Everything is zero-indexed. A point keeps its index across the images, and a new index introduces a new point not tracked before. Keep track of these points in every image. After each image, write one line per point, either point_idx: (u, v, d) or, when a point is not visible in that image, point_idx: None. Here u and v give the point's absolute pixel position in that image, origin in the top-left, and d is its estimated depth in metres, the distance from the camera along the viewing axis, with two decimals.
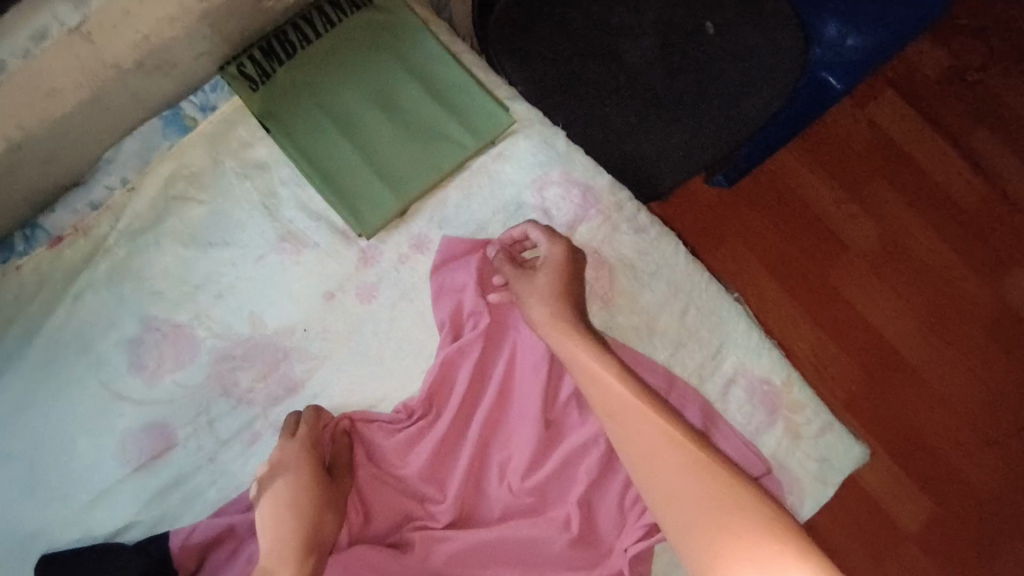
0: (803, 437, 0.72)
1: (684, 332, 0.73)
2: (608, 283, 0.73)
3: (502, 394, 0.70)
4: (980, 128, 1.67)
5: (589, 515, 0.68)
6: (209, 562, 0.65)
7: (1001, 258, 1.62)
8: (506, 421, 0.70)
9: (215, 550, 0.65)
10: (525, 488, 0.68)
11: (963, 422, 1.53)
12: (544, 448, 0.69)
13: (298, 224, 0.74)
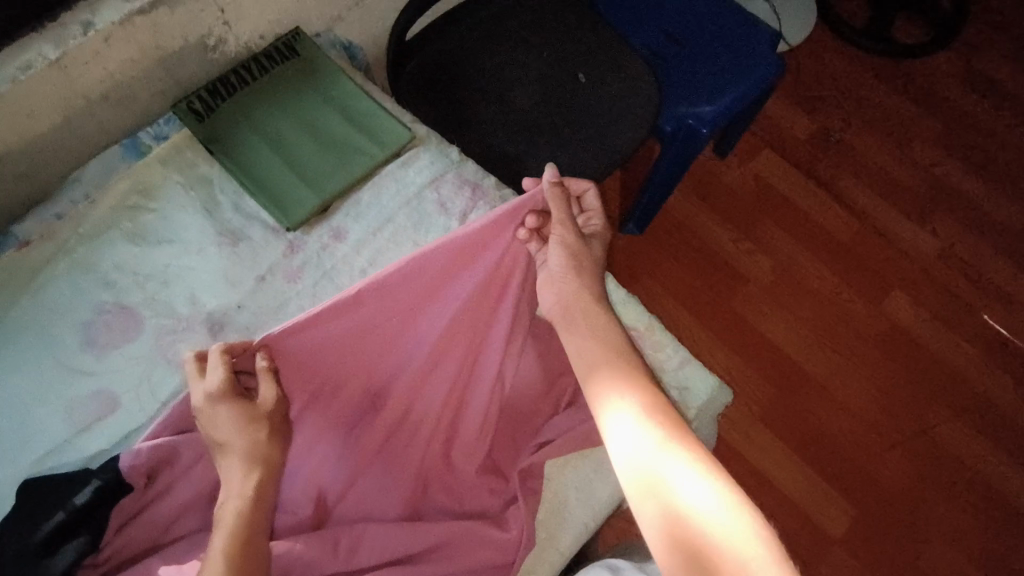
0: (665, 371, 0.86)
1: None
2: None
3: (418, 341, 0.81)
4: (844, 177, 2.03)
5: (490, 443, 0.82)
6: (160, 477, 0.73)
7: (881, 281, 1.90)
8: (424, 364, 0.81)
9: (163, 466, 0.73)
10: (439, 416, 0.80)
11: (868, 427, 1.72)
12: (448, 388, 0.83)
13: (234, 222, 0.88)
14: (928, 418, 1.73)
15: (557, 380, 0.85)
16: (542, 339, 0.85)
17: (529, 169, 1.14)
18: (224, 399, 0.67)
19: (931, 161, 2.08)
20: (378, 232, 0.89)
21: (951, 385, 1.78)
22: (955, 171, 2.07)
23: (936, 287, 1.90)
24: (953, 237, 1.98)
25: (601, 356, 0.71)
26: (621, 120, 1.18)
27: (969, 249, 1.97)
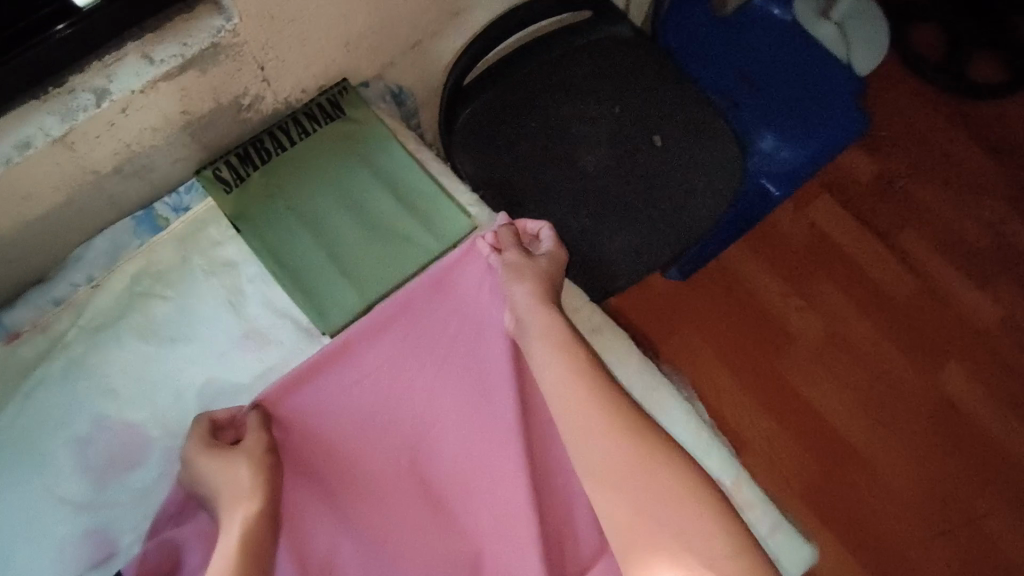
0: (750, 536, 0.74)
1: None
2: None
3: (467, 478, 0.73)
4: (906, 230, 1.89)
5: None
6: None
7: (936, 349, 1.77)
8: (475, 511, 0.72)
9: None
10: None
11: (912, 511, 1.61)
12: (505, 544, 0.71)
13: (262, 322, 0.75)
14: (977, 506, 1.62)
15: None
16: None
17: (594, 249, 1.00)
18: (200, 454, 0.64)
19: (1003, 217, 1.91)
20: (426, 342, 0.76)
21: (1005, 469, 1.66)
22: None
23: (994, 360, 1.77)
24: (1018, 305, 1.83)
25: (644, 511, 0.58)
26: (701, 191, 1.04)
27: None
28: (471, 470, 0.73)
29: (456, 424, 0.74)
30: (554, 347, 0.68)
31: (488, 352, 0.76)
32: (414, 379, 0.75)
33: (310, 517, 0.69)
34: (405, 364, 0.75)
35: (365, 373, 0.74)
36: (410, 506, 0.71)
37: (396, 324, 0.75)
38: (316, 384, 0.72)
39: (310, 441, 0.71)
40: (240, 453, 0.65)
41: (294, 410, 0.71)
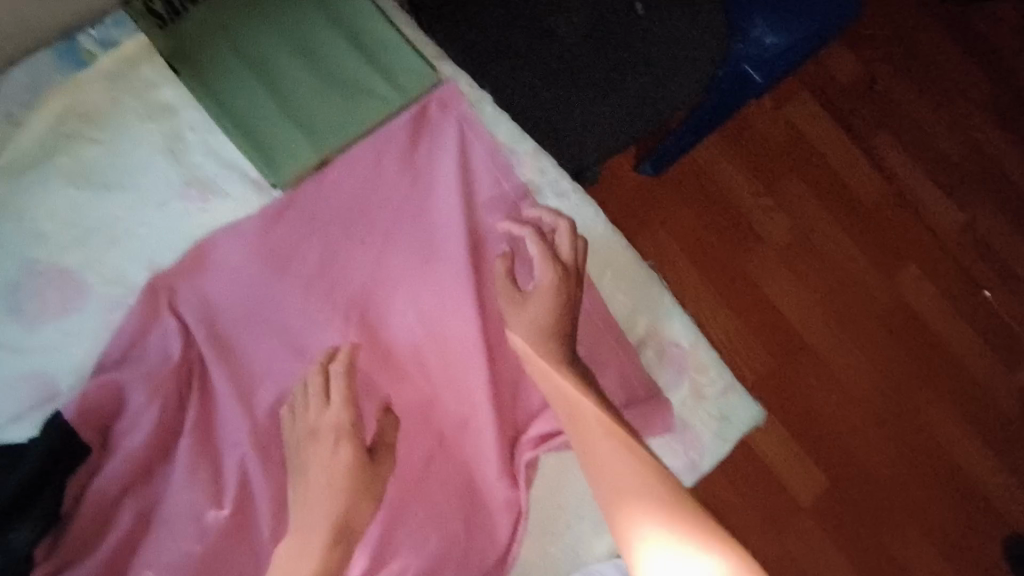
0: (699, 398, 0.76)
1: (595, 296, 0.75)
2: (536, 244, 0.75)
3: (421, 333, 0.72)
4: (884, 130, 1.75)
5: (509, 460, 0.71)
6: (115, 428, 0.64)
7: (899, 253, 1.72)
8: (422, 363, 0.72)
9: (116, 417, 0.64)
10: (448, 427, 0.71)
11: (855, 409, 1.65)
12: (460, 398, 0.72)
13: (205, 169, 0.70)
14: (921, 405, 1.64)
15: None
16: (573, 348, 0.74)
17: None
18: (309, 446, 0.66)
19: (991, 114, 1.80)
20: (379, 197, 0.74)
21: (951, 377, 1.67)
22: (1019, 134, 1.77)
23: (954, 265, 1.73)
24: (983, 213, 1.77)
25: (627, 497, 0.59)
26: None
27: (1000, 229, 1.78)
28: (429, 328, 0.72)
29: (413, 280, 0.73)
30: (545, 331, 0.68)
31: (435, 209, 0.75)
32: (363, 236, 0.73)
33: (252, 366, 0.68)
34: (356, 220, 0.73)
35: (314, 226, 0.72)
36: (365, 361, 0.70)
37: (340, 185, 0.72)
38: (268, 237, 0.70)
39: (257, 293, 0.69)
40: (340, 457, 0.66)
41: (236, 258, 0.69)
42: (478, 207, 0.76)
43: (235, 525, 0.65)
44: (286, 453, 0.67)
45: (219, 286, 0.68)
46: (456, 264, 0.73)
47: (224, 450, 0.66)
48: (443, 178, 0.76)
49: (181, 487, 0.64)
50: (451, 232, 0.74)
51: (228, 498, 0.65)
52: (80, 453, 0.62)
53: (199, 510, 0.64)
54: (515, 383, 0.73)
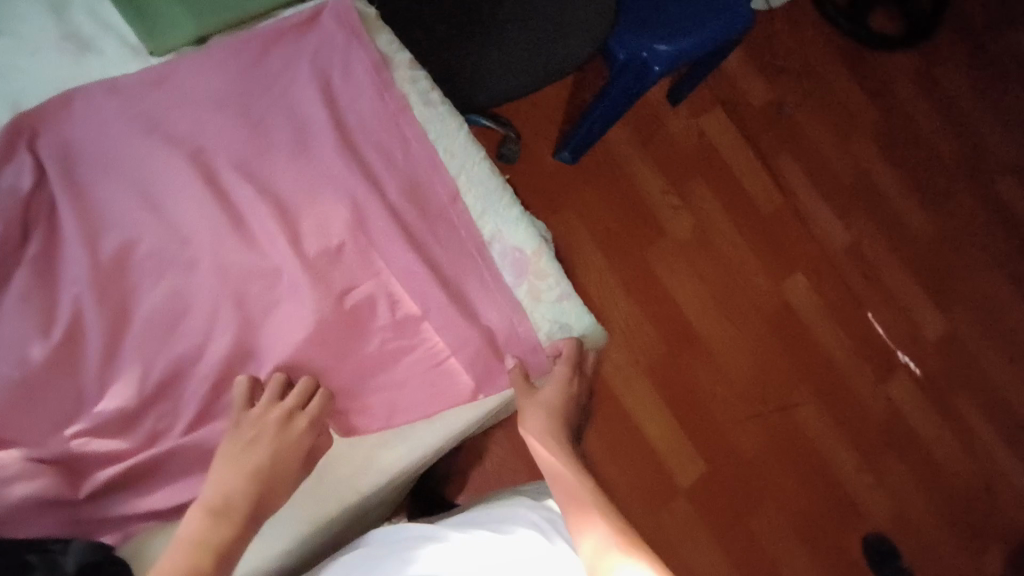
0: (535, 301, 0.82)
1: (449, 197, 0.81)
2: (401, 143, 0.80)
3: (276, 205, 0.74)
4: (784, 154, 2.02)
5: (349, 336, 0.75)
6: None
7: (792, 263, 1.94)
8: (275, 235, 0.73)
9: None
10: (291, 297, 0.73)
11: (739, 399, 1.80)
12: (308, 274, 0.73)
13: (84, 27, 0.74)
14: (793, 397, 1.83)
15: (426, 286, 0.77)
16: (425, 242, 0.79)
17: (457, 60, 1.05)
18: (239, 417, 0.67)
19: (882, 151, 2.10)
20: (253, 78, 0.77)
21: (826, 379, 1.87)
22: (899, 170, 2.09)
23: (836, 279, 1.97)
24: (864, 235, 2.02)
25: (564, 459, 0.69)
26: (564, 35, 1.08)
27: (876, 249, 2.02)
28: (282, 201, 0.75)
29: (275, 156, 0.76)
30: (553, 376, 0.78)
31: (308, 98, 0.78)
32: (226, 110, 0.75)
33: (102, 213, 0.70)
34: (229, 95, 0.76)
35: (184, 94, 0.75)
36: (216, 221, 0.72)
37: (218, 65, 0.76)
38: (140, 101, 0.73)
39: (114, 143, 0.72)
40: (282, 428, 0.67)
41: (99, 110, 0.72)
42: (350, 101, 0.80)
43: (62, 354, 0.67)
44: (126, 297, 0.70)
45: (85, 143, 0.71)
46: (318, 148, 0.77)
47: (61, 284, 0.68)
48: (319, 72, 0.79)
49: (11, 312, 0.66)
50: (320, 120, 0.78)
51: (60, 328, 0.67)
52: None
53: (25, 336, 0.66)
54: (367, 266, 0.76)
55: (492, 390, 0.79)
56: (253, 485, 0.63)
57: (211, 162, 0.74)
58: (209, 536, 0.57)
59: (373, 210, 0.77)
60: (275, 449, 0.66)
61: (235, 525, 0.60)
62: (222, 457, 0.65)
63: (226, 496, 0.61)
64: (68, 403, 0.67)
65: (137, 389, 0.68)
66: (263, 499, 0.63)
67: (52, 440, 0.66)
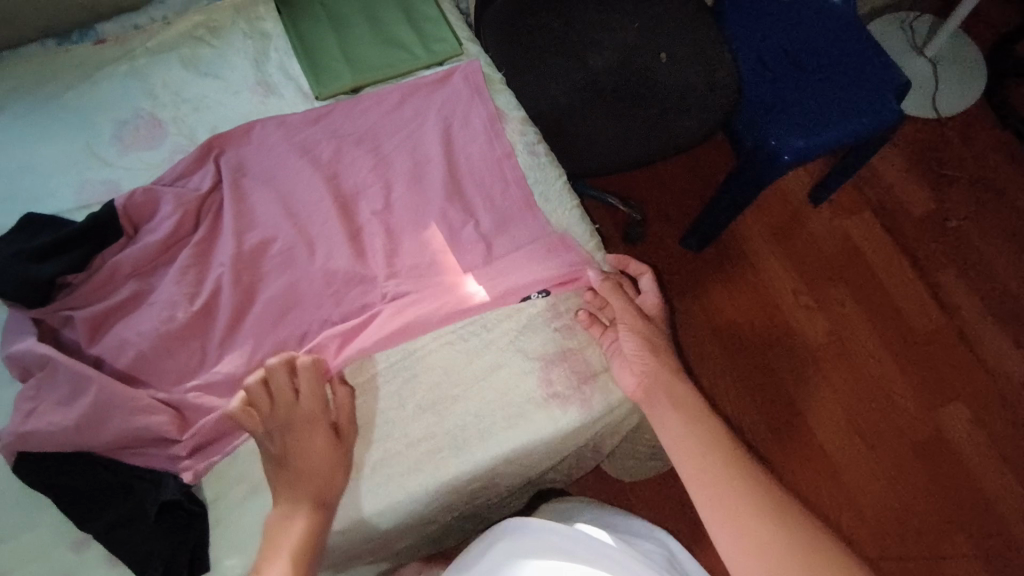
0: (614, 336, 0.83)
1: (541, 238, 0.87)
2: (504, 184, 0.89)
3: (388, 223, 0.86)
4: (949, 269, 1.83)
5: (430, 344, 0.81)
6: (143, 226, 0.84)
7: (950, 387, 1.70)
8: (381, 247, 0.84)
9: (149, 218, 0.84)
10: (385, 301, 0.82)
11: (871, 534, 1.55)
12: (401, 285, 0.83)
13: (274, 76, 0.94)
14: (942, 546, 1.54)
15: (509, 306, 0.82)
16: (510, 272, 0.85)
17: (573, 126, 1.13)
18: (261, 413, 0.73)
19: None
20: (390, 121, 0.92)
21: (990, 532, 1.56)
22: None
23: (1009, 415, 1.68)
24: None
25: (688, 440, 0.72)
26: (687, 112, 1.15)
27: None
28: (393, 225, 0.86)
29: (396, 186, 0.88)
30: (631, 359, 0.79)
31: (432, 139, 0.90)
32: (364, 146, 0.90)
33: (254, 214, 0.86)
34: (367, 134, 0.91)
35: (335, 129, 0.91)
36: (336, 229, 0.84)
37: (366, 112, 0.92)
38: (303, 135, 0.90)
39: (275, 161, 0.88)
40: (301, 419, 0.73)
41: (269, 136, 0.90)
42: (466, 144, 0.91)
43: (197, 319, 0.80)
44: (255, 285, 0.83)
45: (255, 162, 0.88)
46: (431, 181, 0.88)
47: (210, 265, 0.83)
48: (445, 118, 0.92)
49: (170, 281, 0.81)
50: (438, 157, 0.89)
51: (203, 296, 0.81)
52: (116, 233, 0.82)
53: (174, 299, 0.80)
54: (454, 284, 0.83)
55: (553, 416, 0.80)
56: (310, 486, 0.71)
57: (343, 184, 0.88)
58: (298, 526, 0.69)
59: (466, 237, 0.85)
60: (310, 447, 0.73)
61: (309, 512, 0.70)
62: (273, 462, 0.72)
63: (291, 503, 0.70)
64: (189, 361, 0.79)
65: (245, 359, 0.79)
66: (328, 481, 0.72)
67: (174, 389, 0.78)
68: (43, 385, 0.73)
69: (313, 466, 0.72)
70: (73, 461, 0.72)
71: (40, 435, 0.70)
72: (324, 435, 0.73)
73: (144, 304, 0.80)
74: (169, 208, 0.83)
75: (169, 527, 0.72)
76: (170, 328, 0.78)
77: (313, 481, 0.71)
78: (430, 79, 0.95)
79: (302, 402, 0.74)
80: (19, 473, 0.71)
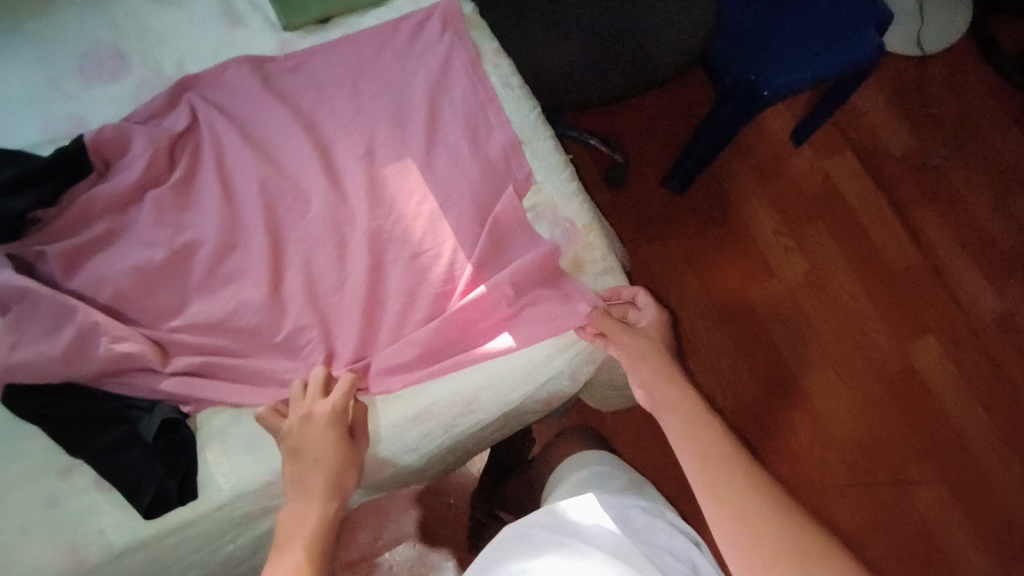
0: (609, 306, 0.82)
1: (521, 174, 0.86)
2: (481, 117, 0.87)
3: (364, 157, 0.85)
4: (926, 208, 1.85)
5: (414, 276, 0.80)
6: (115, 162, 0.82)
7: (922, 323, 1.75)
8: (359, 181, 0.83)
9: (119, 154, 0.82)
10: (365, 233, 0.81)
11: (840, 461, 1.62)
12: (382, 217, 0.82)
13: (241, 7, 0.91)
14: (908, 472, 1.61)
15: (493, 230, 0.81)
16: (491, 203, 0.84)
17: (551, 62, 1.11)
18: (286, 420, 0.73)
19: None
20: (363, 54, 0.90)
21: (954, 459, 1.63)
22: None
23: (979, 349, 1.73)
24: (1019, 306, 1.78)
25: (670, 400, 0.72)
26: (667, 44, 1.13)
27: None
28: (373, 162, 0.84)
29: (371, 119, 0.86)
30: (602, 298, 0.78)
31: (408, 74, 0.89)
32: (339, 84, 0.88)
33: (226, 149, 0.84)
34: (340, 67, 0.89)
35: (305, 64, 0.89)
36: (313, 164, 0.83)
37: (339, 47, 0.90)
38: (277, 73, 0.88)
39: (246, 95, 0.86)
40: (319, 420, 0.72)
41: (238, 69, 0.87)
42: (442, 77, 0.89)
43: (175, 255, 0.79)
44: (233, 224, 0.81)
45: (228, 99, 0.86)
46: (409, 115, 0.87)
47: (186, 201, 0.82)
48: (421, 52, 0.90)
49: (148, 220, 0.80)
50: (414, 91, 0.88)
51: (182, 233, 0.80)
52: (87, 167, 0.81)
53: (151, 236, 0.79)
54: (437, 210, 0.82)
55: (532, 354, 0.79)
56: (324, 484, 0.69)
57: (317, 120, 0.87)
58: (311, 517, 0.67)
59: (441, 166, 0.84)
60: (324, 444, 0.70)
61: (323, 508, 0.68)
62: (286, 461, 0.71)
63: (305, 500, 0.68)
64: (167, 298, 0.78)
65: (226, 295, 0.79)
66: (340, 477, 0.70)
67: (154, 325, 0.78)
68: (22, 318, 0.74)
69: (326, 463, 0.70)
70: (62, 390, 0.73)
71: (26, 363, 0.71)
72: (339, 438, 0.72)
73: (121, 240, 0.80)
74: (140, 143, 0.82)
75: (166, 449, 0.73)
76: (149, 262, 0.78)
77: (326, 474, 0.69)
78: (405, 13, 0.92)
79: (315, 412, 0.72)
80: (9, 402, 0.72)
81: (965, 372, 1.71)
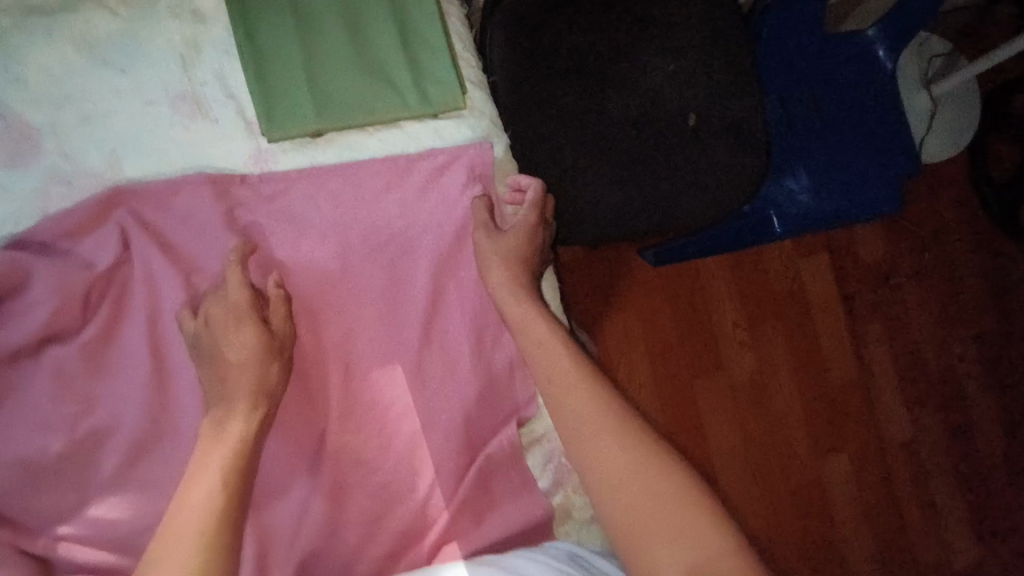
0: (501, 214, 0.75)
1: (522, 394, 0.75)
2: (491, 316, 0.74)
3: (344, 349, 0.71)
4: (919, 321, 1.48)
5: (382, 508, 0.69)
6: (12, 302, 0.62)
7: (863, 458, 1.44)
8: (336, 381, 0.70)
9: (17, 291, 0.62)
10: (332, 448, 0.69)
11: None
12: (354, 431, 0.70)
13: (207, 93, 0.68)
14: None
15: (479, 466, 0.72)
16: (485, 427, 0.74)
17: (569, 191, 0.91)
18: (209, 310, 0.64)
19: None
20: (361, 198, 0.71)
21: None
22: None
23: (909, 499, 1.45)
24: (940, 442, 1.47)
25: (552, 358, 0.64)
26: (693, 193, 0.92)
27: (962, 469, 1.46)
28: (352, 354, 0.71)
29: (360, 296, 0.71)
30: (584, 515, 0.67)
31: (415, 240, 0.73)
32: (325, 233, 0.70)
33: (165, 306, 0.65)
34: (329, 215, 0.70)
35: (287, 199, 0.70)
36: None
37: (333, 183, 0.70)
38: (246, 202, 0.69)
39: (200, 235, 0.67)
40: (240, 310, 0.63)
41: (193, 192, 0.67)
42: (456, 252, 0.74)
43: (82, 445, 0.63)
44: (162, 408, 0.64)
45: (176, 229, 0.67)
46: (406, 301, 0.72)
47: (102, 365, 0.64)
48: (434, 212, 0.73)
49: (46, 394, 0.62)
50: (417, 267, 0.72)
51: (94, 416, 0.63)
52: None
53: (53, 418, 0.62)
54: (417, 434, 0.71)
55: None
56: (244, 387, 0.60)
57: (290, 284, 0.70)
58: (235, 428, 0.57)
59: (435, 378, 0.72)
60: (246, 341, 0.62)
61: (251, 414, 0.59)
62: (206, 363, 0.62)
63: (229, 410, 0.59)
64: (63, 502, 0.62)
65: (142, 505, 0.63)
66: (263, 375, 0.62)
67: (36, 533, 0.61)
68: None
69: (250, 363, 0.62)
70: None
71: None
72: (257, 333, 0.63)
73: (9, 414, 0.62)
74: (45, 287, 0.62)
75: None
76: (47, 454, 0.62)
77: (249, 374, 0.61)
78: (423, 150, 0.73)
79: (232, 304, 0.63)
80: None
81: (886, 523, 1.43)
